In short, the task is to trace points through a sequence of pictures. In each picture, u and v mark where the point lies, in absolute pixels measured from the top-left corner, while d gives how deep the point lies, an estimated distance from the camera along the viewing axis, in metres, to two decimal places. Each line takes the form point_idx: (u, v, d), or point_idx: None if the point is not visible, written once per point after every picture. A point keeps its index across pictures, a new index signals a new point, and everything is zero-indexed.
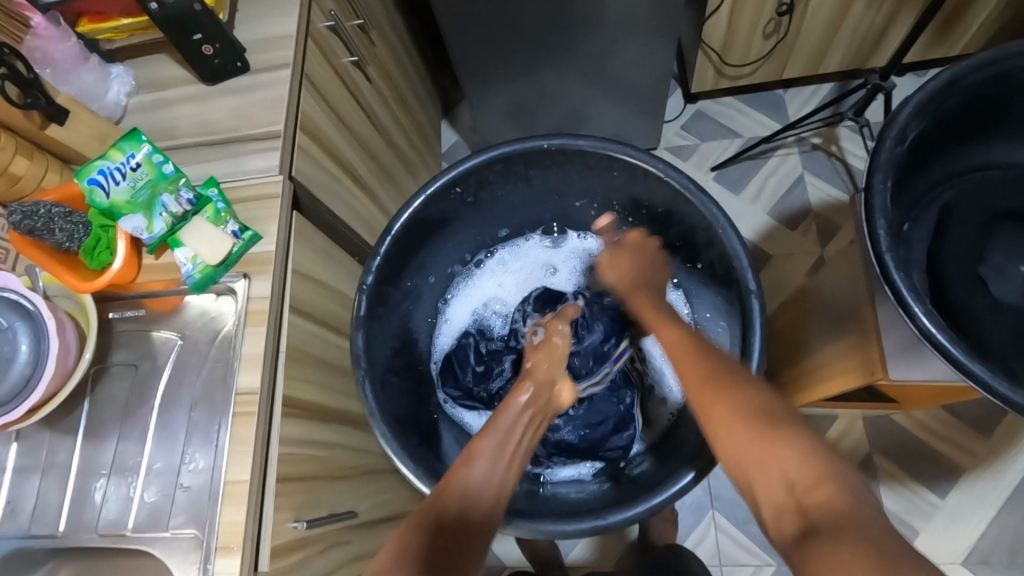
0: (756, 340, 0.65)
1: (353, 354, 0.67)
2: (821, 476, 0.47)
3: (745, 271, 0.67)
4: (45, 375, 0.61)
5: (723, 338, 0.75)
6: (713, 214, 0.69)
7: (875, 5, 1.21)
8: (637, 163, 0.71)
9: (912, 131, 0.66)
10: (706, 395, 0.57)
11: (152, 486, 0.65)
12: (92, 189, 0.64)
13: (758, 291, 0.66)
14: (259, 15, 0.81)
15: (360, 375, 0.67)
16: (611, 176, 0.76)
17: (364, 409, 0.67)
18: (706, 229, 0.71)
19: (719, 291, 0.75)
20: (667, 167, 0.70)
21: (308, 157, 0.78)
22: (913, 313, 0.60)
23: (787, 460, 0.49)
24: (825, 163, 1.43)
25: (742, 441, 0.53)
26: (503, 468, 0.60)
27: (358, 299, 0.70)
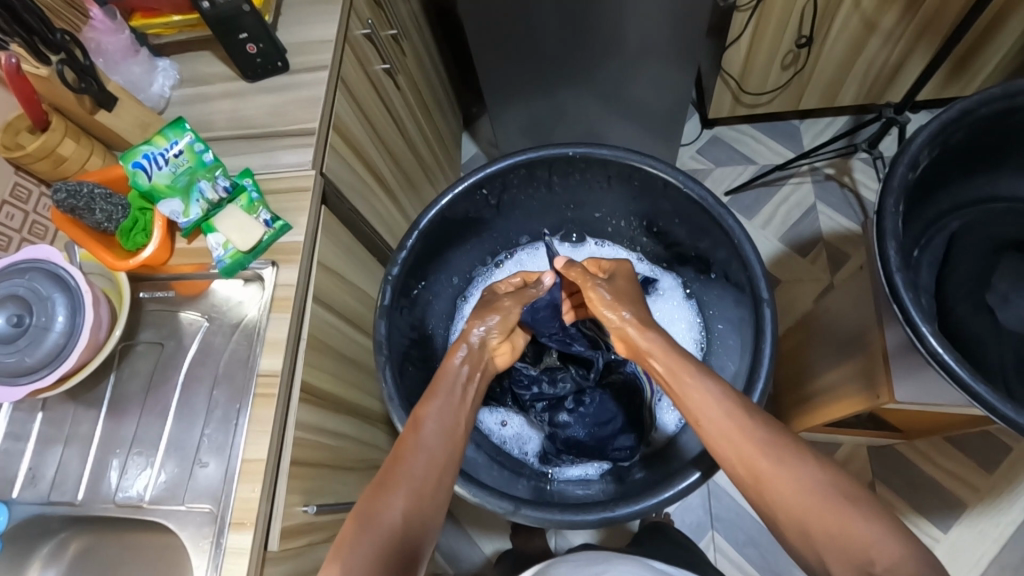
0: (767, 349, 0.67)
1: (375, 341, 0.69)
2: (902, 558, 0.48)
3: (758, 282, 0.69)
4: (78, 346, 0.63)
5: (735, 346, 0.77)
6: (730, 224, 0.70)
7: (891, 41, 1.25)
8: (658, 173, 0.73)
9: (923, 159, 0.68)
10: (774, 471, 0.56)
11: (169, 461, 0.67)
12: (136, 172, 0.68)
13: (770, 299, 0.68)
14: (301, 19, 0.85)
15: (381, 360, 0.69)
16: (630, 186, 0.78)
17: (382, 392, 0.68)
18: (722, 241, 0.73)
19: (732, 301, 0.77)
20: (686, 179, 0.72)
21: (338, 156, 0.81)
22: (921, 332, 0.61)
23: (864, 538, 0.50)
24: (838, 193, 1.46)
25: (818, 518, 0.52)
26: (430, 480, 0.58)
27: (383, 289, 0.73)
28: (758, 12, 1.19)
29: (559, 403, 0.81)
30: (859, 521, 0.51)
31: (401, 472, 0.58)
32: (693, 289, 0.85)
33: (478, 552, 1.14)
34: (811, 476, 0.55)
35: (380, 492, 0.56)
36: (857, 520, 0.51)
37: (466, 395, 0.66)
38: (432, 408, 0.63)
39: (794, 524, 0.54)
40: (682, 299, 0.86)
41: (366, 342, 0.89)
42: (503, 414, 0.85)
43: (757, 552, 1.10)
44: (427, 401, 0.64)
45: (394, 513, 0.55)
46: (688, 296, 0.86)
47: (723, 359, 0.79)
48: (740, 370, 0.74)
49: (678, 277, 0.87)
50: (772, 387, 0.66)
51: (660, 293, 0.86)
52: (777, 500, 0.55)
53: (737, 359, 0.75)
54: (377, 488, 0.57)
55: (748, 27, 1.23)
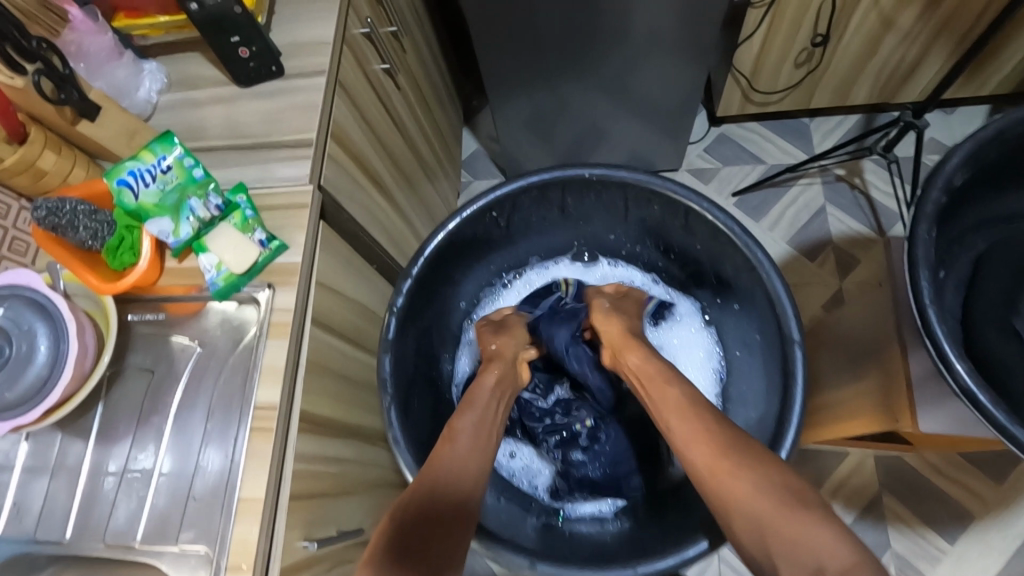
0: (796, 390, 0.64)
1: (380, 378, 0.66)
2: (856, 563, 0.46)
3: (788, 319, 0.66)
4: (63, 378, 0.59)
5: (757, 380, 0.74)
6: (758, 255, 0.67)
7: (909, 39, 1.21)
8: (682, 199, 0.70)
9: (958, 180, 0.64)
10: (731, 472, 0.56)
11: (161, 495, 0.64)
12: (120, 190, 0.63)
13: (801, 339, 0.64)
14: (296, 18, 0.80)
15: (386, 398, 0.66)
16: (649, 209, 0.75)
17: (388, 434, 0.65)
18: (748, 270, 0.69)
19: (755, 333, 0.74)
20: (711, 206, 0.68)
21: (337, 167, 0.77)
22: (953, 368, 0.58)
23: (823, 545, 0.48)
24: (848, 195, 1.42)
25: (772, 518, 0.52)
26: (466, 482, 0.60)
27: (386, 322, 0.69)
28: (773, 9, 1.14)
29: (573, 440, 0.80)
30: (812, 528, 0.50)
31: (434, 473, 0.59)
32: (711, 315, 0.82)
33: (481, 564, 1.12)
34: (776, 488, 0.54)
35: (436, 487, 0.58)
36: (817, 527, 0.49)
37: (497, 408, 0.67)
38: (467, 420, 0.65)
39: (746, 525, 0.53)
40: (699, 326, 0.83)
41: (367, 359, 0.86)
42: (512, 446, 0.83)
43: None
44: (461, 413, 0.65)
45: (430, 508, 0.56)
46: (705, 322, 0.82)
47: (744, 391, 0.76)
48: (766, 411, 0.70)
49: (695, 301, 0.83)
50: (801, 434, 0.63)
51: (677, 319, 0.82)
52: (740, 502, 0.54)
53: (760, 395, 0.73)
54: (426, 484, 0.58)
55: (762, 24, 1.17)
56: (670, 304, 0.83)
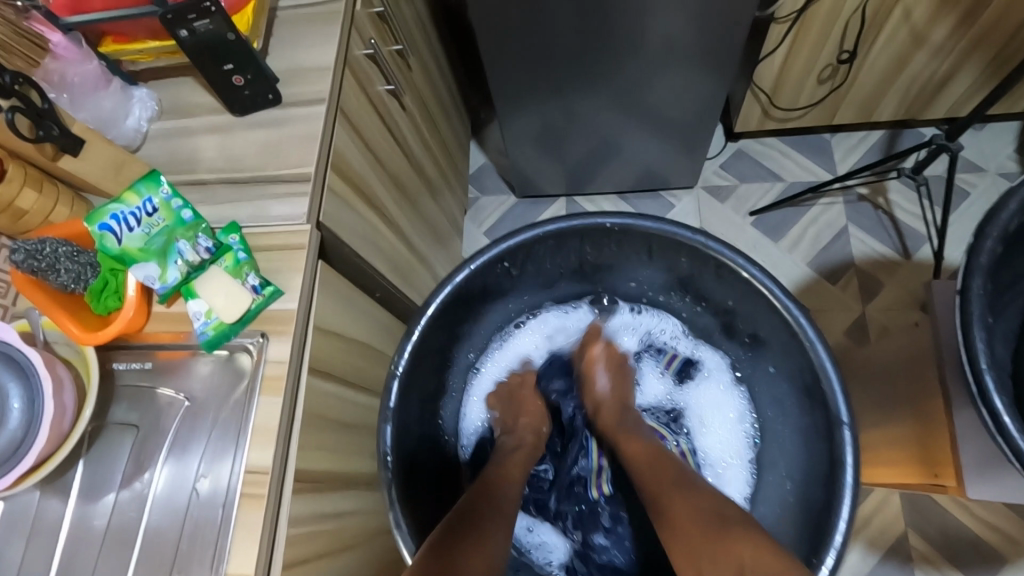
0: (846, 474, 0.59)
1: (380, 456, 0.60)
2: (774, 566, 0.51)
3: (833, 393, 0.60)
4: (37, 441, 0.55)
5: (796, 451, 0.69)
6: (799, 320, 0.62)
7: (941, 55, 1.15)
8: (716, 254, 0.65)
9: (1014, 227, 0.58)
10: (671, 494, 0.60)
11: (145, 563, 0.59)
12: (103, 235, 0.59)
13: (851, 419, 0.59)
14: (295, 42, 0.75)
15: (387, 475, 0.61)
16: (676, 260, 0.70)
17: (389, 517, 0.59)
18: (787, 334, 0.64)
19: (791, 399, 0.69)
20: (748, 263, 0.63)
21: (339, 201, 0.73)
22: (1014, 445, 0.52)
23: (745, 549, 0.53)
24: (872, 215, 1.36)
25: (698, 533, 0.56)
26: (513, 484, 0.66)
27: (388, 384, 0.64)
28: (798, 25, 1.08)
29: (594, 519, 0.77)
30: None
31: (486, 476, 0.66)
32: (743, 372, 0.77)
33: None
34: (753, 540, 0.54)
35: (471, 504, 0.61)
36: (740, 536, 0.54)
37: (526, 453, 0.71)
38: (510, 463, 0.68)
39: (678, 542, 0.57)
40: (729, 384, 0.78)
41: (370, 401, 0.81)
42: (525, 522, 0.78)
43: None
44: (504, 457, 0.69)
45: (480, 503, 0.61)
46: (736, 380, 0.78)
47: (781, 459, 0.72)
48: (810, 488, 0.66)
49: (724, 355, 0.79)
50: (851, 522, 0.58)
51: (704, 376, 0.79)
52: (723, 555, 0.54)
53: (801, 468, 0.68)
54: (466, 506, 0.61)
55: (785, 39, 1.12)
56: (695, 361, 0.80)
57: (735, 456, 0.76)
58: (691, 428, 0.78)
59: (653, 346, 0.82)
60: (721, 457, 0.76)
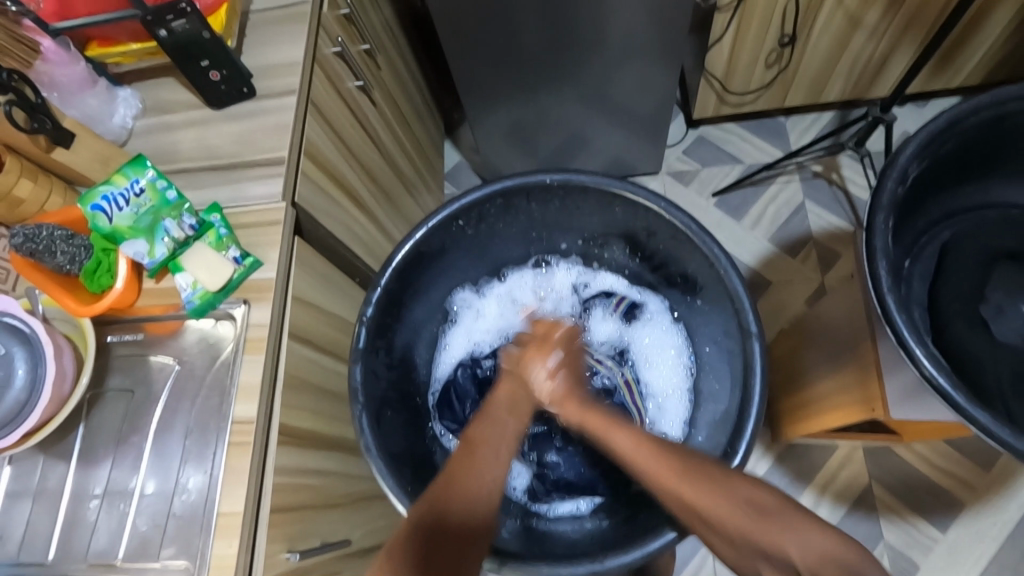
0: (756, 382, 0.66)
1: (351, 389, 0.67)
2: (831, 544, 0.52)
3: (746, 313, 0.68)
4: (40, 401, 0.60)
5: (725, 375, 0.75)
6: (715, 253, 0.69)
7: (876, 36, 1.23)
8: (641, 201, 0.73)
9: (912, 171, 0.66)
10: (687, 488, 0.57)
11: (143, 516, 0.64)
12: (95, 215, 0.65)
13: (758, 332, 0.68)
14: (267, 41, 0.82)
15: (356, 407, 0.67)
16: (612, 213, 0.78)
17: (360, 443, 0.66)
18: (707, 267, 0.72)
19: (719, 328, 0.75)
20: (669, 206, 0.71)
21: (311, 184, 0.79)
22: (914, 354, 0.59)
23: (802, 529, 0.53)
24: (826, 190, 1.44)
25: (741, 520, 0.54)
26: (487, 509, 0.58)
27: (357, 333, 0.71)
28: (740, 12, 1.16)
29: (546, 440, 0.81)
30: (788, 534, 0.53)
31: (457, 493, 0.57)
32: (680, 312, 0.83)
33: None
34: (736, 495, 0.55)
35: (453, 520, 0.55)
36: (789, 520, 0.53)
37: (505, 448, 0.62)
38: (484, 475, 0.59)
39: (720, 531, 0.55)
40: (669, 323, 0.84)
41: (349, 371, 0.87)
42: None
43: None
44: (476, 467, 0.59)
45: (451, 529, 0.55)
46: (675, 319, 0.83)
47: (712, 387, 0.77)
48: (729, 408, 0.72)
49: (664, 299, 0.84)
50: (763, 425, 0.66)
51: (647, 318, 0.85)
52: (701, 511, 0.56)
53: (727, 393, 0.73)
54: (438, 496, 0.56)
55: (730, 26, 1.20)
56: (639, 304, 0.85)
57: (675, 388, 0.82)
58: (636, 363, 0.84)
59: (604, 292, 0.87)
60: (662, 390, 0.82)
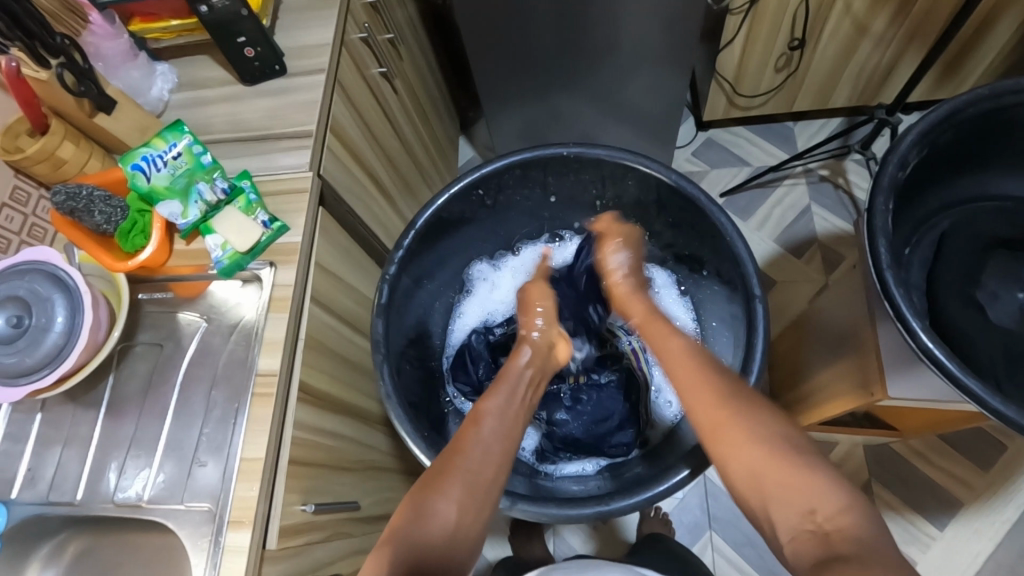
0: (759, 342, 0.70)
1: (373, 339, 0.72)
2: (846, 507, 0.49)
3: (748, 277, 0.72)
4: (77, 347, 0.64)
5: (728, 343, 0.80)
6: (722, 223, 0.74)
7: (883, 43, 1.26)
8: (653, 174, 0.77)
9: (913, 158, 0.69)
10: (723, 418, 0.58)
11: (167, 462, 0.67)
12: (135, 174, 0.69)
13: (762, 296, 0.71)
14: (299, 23, 0.85)
15: (378, 357, 0.72)
16: (624, 185, 0.82)
17: (380, 390, 0.70)
18: (716, 239, 0.76)
19: (726, 298, 0.80)
20: (679, 179, 0.75)
21: (336, 158, 0.82)
22: (911, 328, 0.62)
23: (812, 488, 0.51)
24: (832, 194, 1.47)
25: (767, 467, 0.54)
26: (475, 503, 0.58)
27: (379, 289, 0.75)
28: (751, 17, 1.20)
29: (556, 400, 0.85)
30: (808, 477, 0.52)
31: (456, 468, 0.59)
32: (687, 287, 0.88)
33: (477, 554, 1.14)
34: (773, 431, 0.56)
35: (422, 545, 0.54)
36: (812, 476, 0.52)
37: (509, 428, 0.64)
38: (448, 500, 0.57)
39: (747, 481, 0.55)
40: (677, 296, 0.89)
41: (363, 343, 0.90)
42: None
43: (755, 552, 1.10)
44: (441, 490, 0.57)
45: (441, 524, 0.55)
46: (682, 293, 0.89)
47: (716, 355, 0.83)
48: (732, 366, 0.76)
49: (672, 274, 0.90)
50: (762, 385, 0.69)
51: (656, 289, 0.89)
52: (727, 448, 0.57)
53: (730, 356, 0.78)
54: (413, 513, 0.56)
55: (741, 29, 1.23)
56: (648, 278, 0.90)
57: None
58: None
59: None
60: None
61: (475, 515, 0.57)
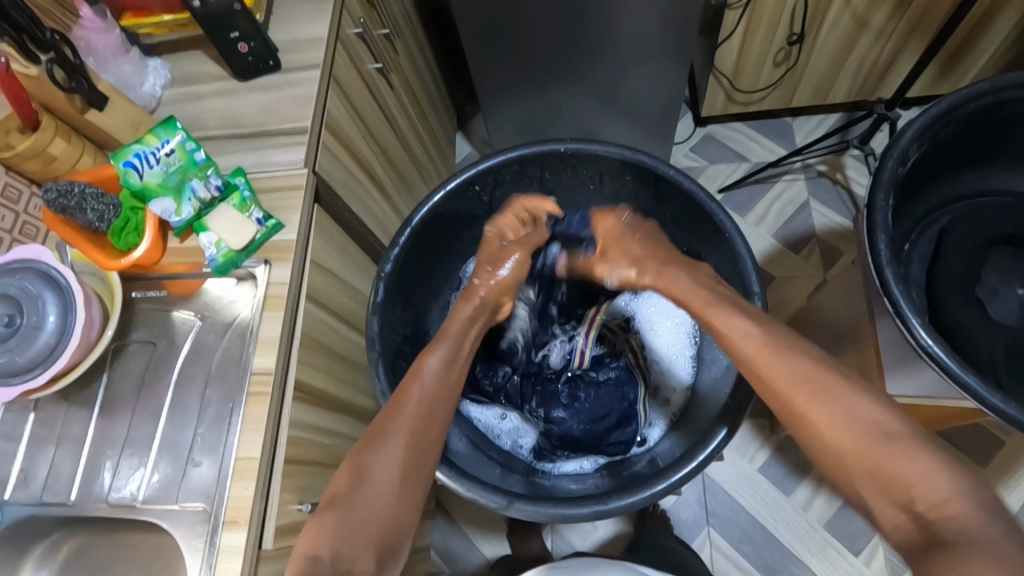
0: None
1: (368, 337, 0.71)
2: (946, 497, 0.47)
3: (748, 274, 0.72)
4: (69, 347, 0.63)
5: None
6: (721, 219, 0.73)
7: (882, 38, 1.26)
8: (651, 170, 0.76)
9: (913, 153, 0.68)
10: (811, 406, 0.55)
11: (161, 461, 0.67)
12: (127, 171, 0.68)
13: (761, 293, 0.71)
14: (293, 17, 0.84)
15: (373, 356, 0.71)
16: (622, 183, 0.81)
17: (376, 389, 0.70)
18: (715, 236, 0.76)
19: None
20: (678, 174, 0.75)
21: (331, 155, 0.81)
22: (910, 325, 0.61)
23: (912, 472, 0.49)
24: (831, 190, 1.46)
25: (855, 452, 0.52)
26: (412, 460, 0.62)
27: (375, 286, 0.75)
28: (749, 11, 1.19)
29: (554, 398, 0.83)
30: (904, 459, 0.50)
31: (397, 424, 0.63)
32: None
33: (475, 552, 1.14)
34: (857, 413, 0.53)
35: (366, 506, 0.58)
36: (903, 456, 0.50)
37: (451, 380, 0.67)
38: (382, 459, 0.60)
39: (829, 460, 0.54)
40: None
41: (359, 340, 0.89)
42: (496, 411, 0.88)
43: (752, 548, 1.10)
44: (376, 447, 0.61)
45: (381, 483, 0.60)
46: None
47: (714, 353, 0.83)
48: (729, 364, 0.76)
49: None
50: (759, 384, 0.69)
51: (652, 288, 0.91)
52: (813, 431, 0.54)
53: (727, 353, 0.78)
54: (353, 474, 0.60)
55: (740, 24, 1.23)
56: None
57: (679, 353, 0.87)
58: (642, 329, 0.90)
59: None
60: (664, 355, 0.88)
61: (415, 475, 0.62)
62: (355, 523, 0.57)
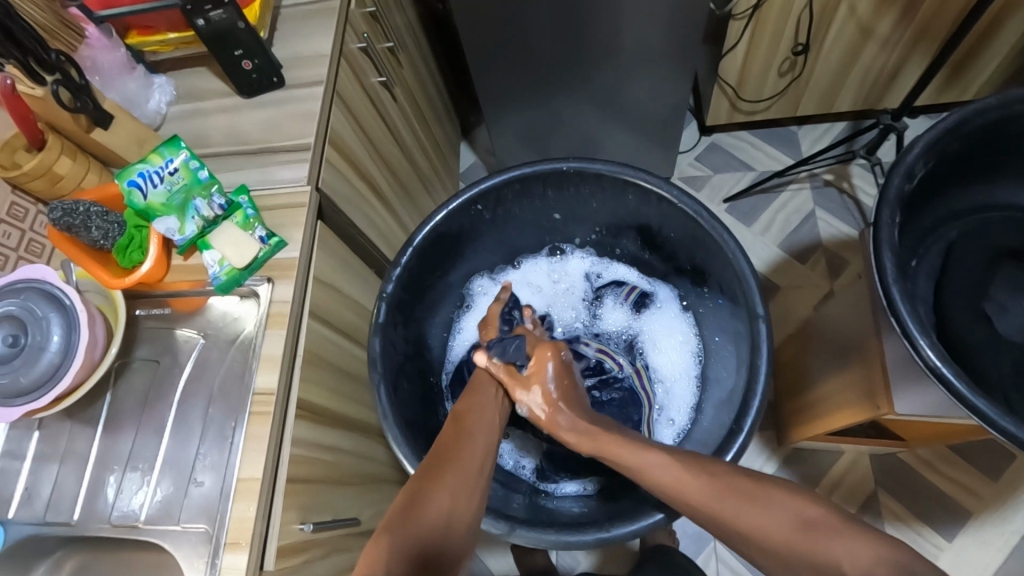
0: (764, 361, 0.69)
1: (370, 357, 0.71)
2: (826, 510, 0.51)
3: (753, 295, 0.71)
4: (73, 366, 0.64)
5: (731, 359, 0.79)
6: (724, 239, 0.73)
7: (888, 47, 1.25)
8: (653, 188, 0.76)
9: (919, 169, 0.68)
10: (682, 480, 0.59)
11: (165, 480, 0.67)
12: (131, 191, 0.68)
13: (765, 315, 0.70)
14: (297, 33, 0.85)
15: (375, 376, 0.71)
16: (625, 200, 0.81)
17: (378, 410, 0.70)
18: (718, 254, 0.75)
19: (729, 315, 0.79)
20: (681, 193, 0.75)
21: (334, 171, 0.81)
22: (918, 345, 0.60)
23: (784, 502, 0.53)
24: (837, 199, 1.45)
25: (729, 505, 0.55)
26: (464, 494, 0.59)
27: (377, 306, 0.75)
28: (754, 21, 1.18)
29: None
30: (779, 491, 0.54)
31: (451, 468, 0.61)
32: (689, 301, 0.87)
33: (479, 565, 1.13)
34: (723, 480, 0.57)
35: (422, 532, 0.54)
36: (779, 491, 0.54)
37: (485, 440, 0.66)
38: (439, 498, 0.58)
39: (712, 521, 0.56)
40: (677, 312, 0.89)
41: (362, 355, 0.89)
42: None
43: None
44: (433, 490, 0.58)
45: (432, 516, 0.56)
46: (683, 308, 0.88)
47: (720, 372, 0.82)
48: (736, 385, 0.75)
49: (674, 288, 0.89)
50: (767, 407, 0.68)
51: (657, 305, 0.90)
52: (685, 498, 0.58)
53: (734, 374, 0.77)
54: (407, 507, 0.56)
55: (744, 35, 1.22)
56: (650, 292, 0.90)
57: (683, 371, 0.86)
58: (646, 349, 0.88)
59: (615, 282, 0.92)
60: (667, 374, 0.86)
61: (466, 504, 0.59)
62: (410, 548, 0.52)
